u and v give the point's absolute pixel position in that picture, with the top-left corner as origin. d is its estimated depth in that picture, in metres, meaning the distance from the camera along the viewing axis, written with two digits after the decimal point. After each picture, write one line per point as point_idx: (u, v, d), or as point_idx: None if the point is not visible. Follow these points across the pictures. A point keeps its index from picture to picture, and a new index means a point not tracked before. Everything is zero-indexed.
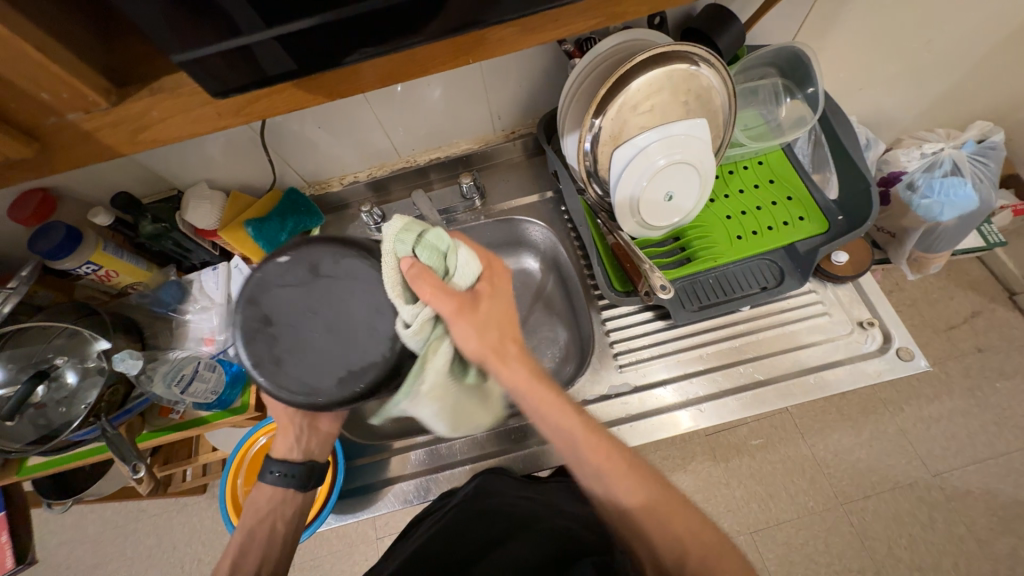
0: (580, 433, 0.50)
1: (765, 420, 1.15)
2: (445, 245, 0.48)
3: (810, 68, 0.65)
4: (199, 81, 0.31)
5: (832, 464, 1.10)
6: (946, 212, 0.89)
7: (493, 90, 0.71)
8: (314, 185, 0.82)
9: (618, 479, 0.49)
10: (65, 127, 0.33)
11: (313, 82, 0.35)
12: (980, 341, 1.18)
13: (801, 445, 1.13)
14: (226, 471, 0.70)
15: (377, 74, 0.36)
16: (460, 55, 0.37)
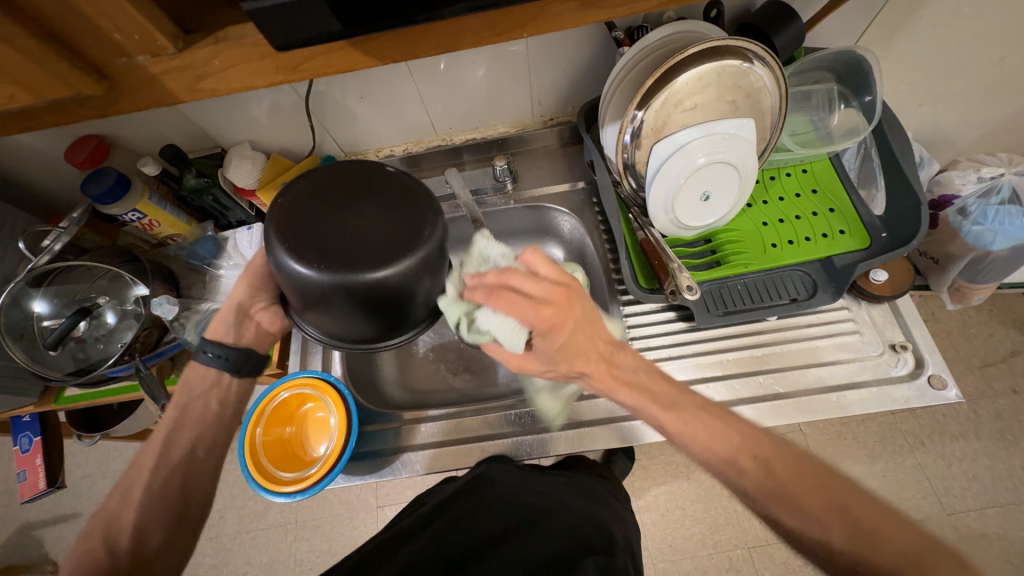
0: (665, 420, 0.45)
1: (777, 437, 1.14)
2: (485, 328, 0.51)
3: (871, 76, 0.62)
4: (262, 32, 0.32)
5: None
6: (998, 242, 0.85)
7: (537, 74, 0.70)
8: (350, 156, 0.83)
9: (720, 458, 0.43)
10: (133, 69, 0.35)
11: (371, 45, 0.36)
12: (1017, 382, 1.13)
13: None
14: (246, 419, 0.65)
15: (432, 40, 0.36)
16: (522, 25, 0.36)
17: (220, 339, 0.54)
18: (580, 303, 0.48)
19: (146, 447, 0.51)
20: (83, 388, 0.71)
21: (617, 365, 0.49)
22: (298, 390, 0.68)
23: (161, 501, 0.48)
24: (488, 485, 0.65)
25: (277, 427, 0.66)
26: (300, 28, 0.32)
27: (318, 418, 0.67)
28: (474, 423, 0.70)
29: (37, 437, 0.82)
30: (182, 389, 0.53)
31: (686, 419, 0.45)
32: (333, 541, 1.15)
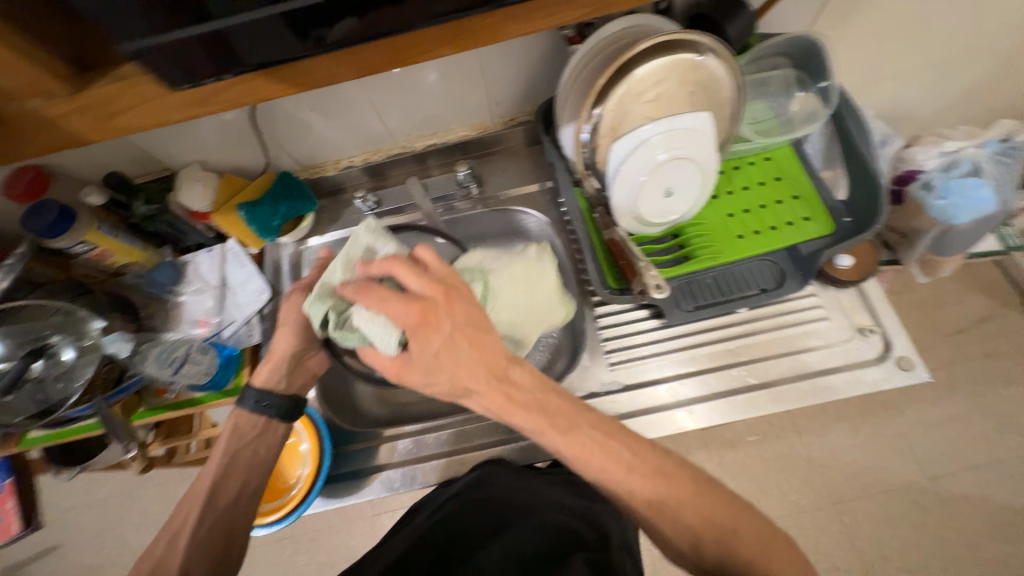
0: (568, 444, 0.44)
1: (762, 417, 1.15)
2: (356, 322, 0.45)
3: (825, 61, 0.62)
4: (161, 72, 0.32)
5: (826, 463, 1.11)
6: (961, 215, 0.86)
7: (492, 76, 0.68)
8: (308, 169, 0.81)
9: (619, 480, 0.43)
10: (29, 112, 0.34)
11: (279, 75, 0.35)
12: (988, 346, 1.16)
13: (796, 443, 1.13)
14: None
15: (350, 65, 0.36)
16: (438, 48, 0.35)
17: (269, 387, 0.59)
18: (426, 296, 0.44)
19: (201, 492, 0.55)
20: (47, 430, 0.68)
21: (514, 384, 0.45)
22: None
23: (206, 551, 0.51)
24: (481, 487, 0.64)
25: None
26: (198, 63, 0.32)
27: (286, 446, 0.66)
28: (453, 431, 0.70)
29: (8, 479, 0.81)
30: (234, 437, 0.57)
31: (584, 442, 0.44)
32: (331, 553, 1.15)
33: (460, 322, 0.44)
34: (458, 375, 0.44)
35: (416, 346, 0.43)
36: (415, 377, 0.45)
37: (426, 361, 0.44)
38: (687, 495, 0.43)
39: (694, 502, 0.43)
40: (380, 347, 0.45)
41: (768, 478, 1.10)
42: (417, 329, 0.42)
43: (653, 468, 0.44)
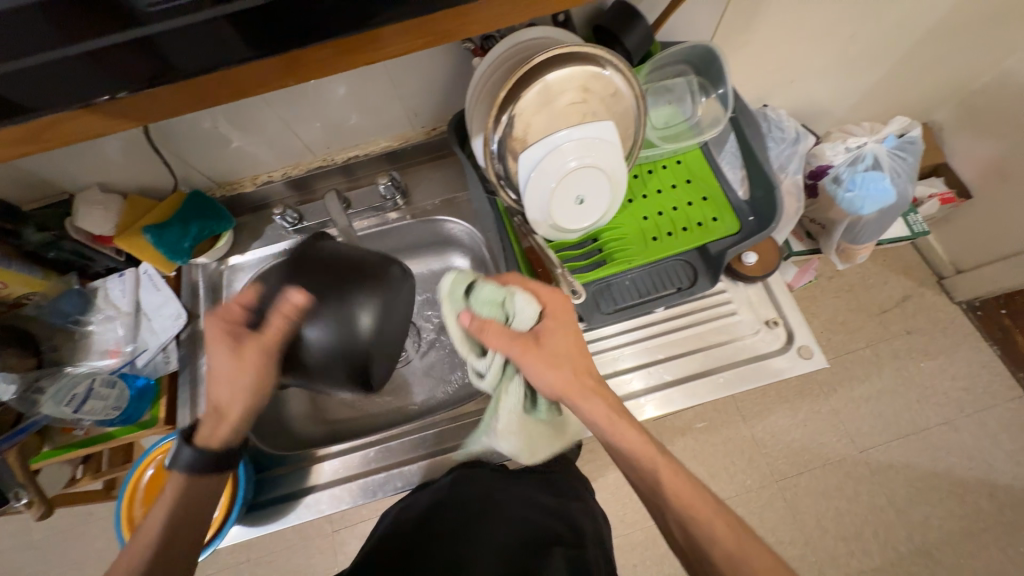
0: (641, 443, 0.54)
1: (709, 404, 1.20)
2: (500, 296, 0.52)
3: (721, 67, 0.65)
4: None
5: (768, 444, 1.17)
6: (867, 207, 0.92)
7: (405, 88, 0.68)
8: (224, 186, 0.78)
9: (671, 483, 0.51)
10: None
11: (112, 108, 0.37)
12: (909, 324, 1.24)
13: (741, 427, 1.18)
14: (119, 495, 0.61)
15: (189, 94, 0.37)
16: (275, 78, 0.38)
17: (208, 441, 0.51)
18: (551, 298, 0.57)
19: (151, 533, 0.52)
20: None
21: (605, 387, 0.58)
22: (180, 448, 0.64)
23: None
24: (463, 487, 0.64)
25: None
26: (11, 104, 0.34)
27: None
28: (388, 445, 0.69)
29: None
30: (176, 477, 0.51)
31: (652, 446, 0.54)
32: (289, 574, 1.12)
33: (567, 323, 0.57)
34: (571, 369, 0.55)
35: (545, 327, 0.55)
36: (541, 349, 0.54)
37: (549, 345, 0.54)
38: (697, 500, 0.50)
39: (710, 502, 0.51)
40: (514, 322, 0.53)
41: (716, 463, 1.15)
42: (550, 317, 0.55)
43: (680, 477, 0.52)
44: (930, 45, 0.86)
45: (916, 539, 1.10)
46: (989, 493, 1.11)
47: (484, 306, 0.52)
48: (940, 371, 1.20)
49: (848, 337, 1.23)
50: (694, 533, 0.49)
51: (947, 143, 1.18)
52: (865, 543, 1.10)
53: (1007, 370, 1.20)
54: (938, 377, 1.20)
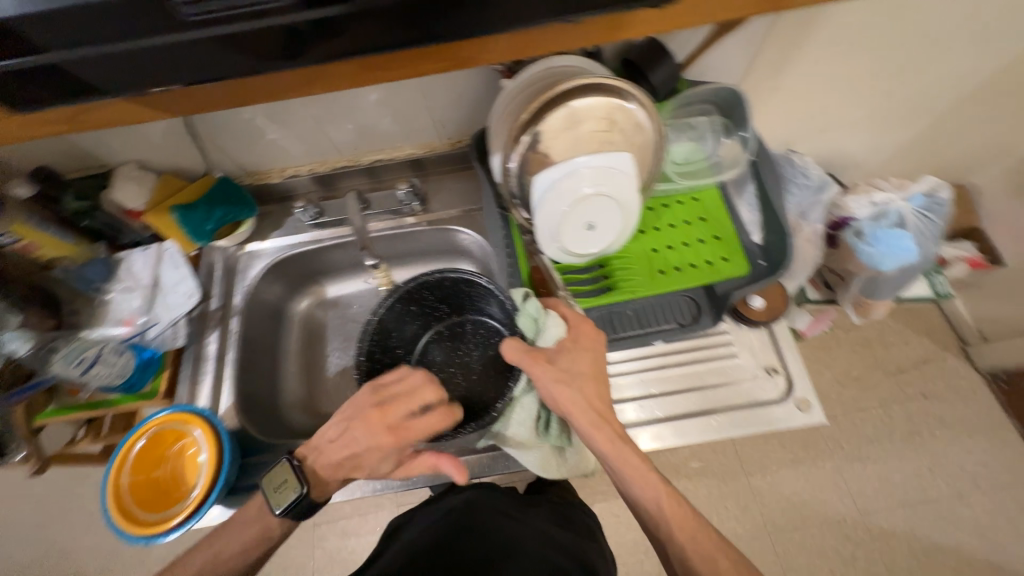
0: (647, 470, 0.57)
1: (706, 445, 1.17)
2: (535, 313, 0.62)
3: (747, 112, 0.65)
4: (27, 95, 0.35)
5: (765, 494, 1.13)
6: (888, 264, 0.90)
7: (434, 100, 0.70)
8: (252, 176, 0.81)
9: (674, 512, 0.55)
10: None
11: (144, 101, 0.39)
12: (927, 388, 1.19)
13: (738, 473, 1.15)
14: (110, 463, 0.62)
15: (223, 93, 0.39)
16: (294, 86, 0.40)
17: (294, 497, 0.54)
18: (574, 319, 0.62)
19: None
20: None
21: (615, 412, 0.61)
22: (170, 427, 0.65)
23: None
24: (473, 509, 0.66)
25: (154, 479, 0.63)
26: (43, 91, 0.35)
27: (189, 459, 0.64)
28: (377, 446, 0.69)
29: None
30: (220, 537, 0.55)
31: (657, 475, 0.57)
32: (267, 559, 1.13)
33: (590, 341, 0.61)
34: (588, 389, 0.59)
35: (566, 345, 0.60)
36: (560, 365, 0.59)
37: (566, 363, 0.59)
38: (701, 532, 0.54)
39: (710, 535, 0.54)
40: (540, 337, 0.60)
41: (707, 507, 1.12)
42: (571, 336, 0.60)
43: (673, 498, 0.56)
44: (966, 106, 0.85)
45: None
46: None
47: (522, 322, 0.61)
48: (956, 441, 1.15)
49: (860, 394, 1.19)
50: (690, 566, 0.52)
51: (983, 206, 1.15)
52: None
53: None
54: (954, 447, 1.14)
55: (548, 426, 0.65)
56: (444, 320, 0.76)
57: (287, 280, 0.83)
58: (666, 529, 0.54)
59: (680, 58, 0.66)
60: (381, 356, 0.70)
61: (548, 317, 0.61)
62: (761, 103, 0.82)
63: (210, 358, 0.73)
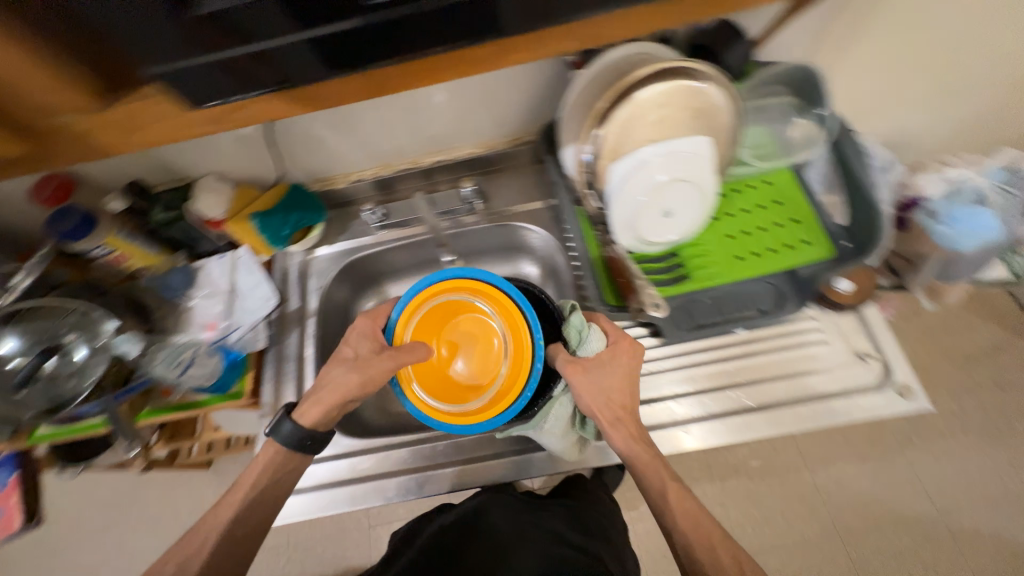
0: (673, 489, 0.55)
1: (766, 442, 1.27)
2: (577, 323, 0.60)
3: (821, 88, 0.62)
4: (188, 94, 0.38)
5: (833, 492, 1.22)
6: (965, 242, 0.86)
7: (499, 98, 0.72)
8: (319, 182, 0.83)
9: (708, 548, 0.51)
10: (66, 126, 0.40)
11: (288, 94, 0.41)
12: (997, 375, 1.28)
13: (805, 474, 1.24)
14: (406, 307, 0.63)
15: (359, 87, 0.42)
16: (410, 76, 0.42)
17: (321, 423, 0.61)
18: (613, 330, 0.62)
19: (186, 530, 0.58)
20: (53, 428, 0.71)
21: (640, 427, 0.59)
22: (472, 310, 0.64)
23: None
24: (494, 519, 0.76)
25: (423, 336, 0.64)
26: (218, 78, 0.37)
27: (485, 343, 0.62)
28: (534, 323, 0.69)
29: (14, 473, 0.84)
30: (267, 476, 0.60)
31: (688, 505, 0.54)
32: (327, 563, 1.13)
33: (624, 349, 0.60)
34: (615, 398, 0.58)
35: (606, 357, 0.59)
36: (585, 377, 0.58)
37: (614, 375, 0.58)
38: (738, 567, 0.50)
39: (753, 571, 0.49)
40: (581, 351, 0.59)
41: (769, 505, 1.23)
42: (614, 351, 0.59)
43: (687, 502, 0.54)
44: None
45: None
46: None
47: (566, 331, 0.60)
48: None
49: (930, 387, 1.27)
50: None
51: None
52: None
53: None
54: None
55: (585, 421, 0.65)
56: None
57: (355, 282, 0.85)
58: (680, 536, 0.53)
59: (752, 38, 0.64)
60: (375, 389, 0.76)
61: (589, 328, 0.60)
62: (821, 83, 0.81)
63: (292, 358, 0.77)
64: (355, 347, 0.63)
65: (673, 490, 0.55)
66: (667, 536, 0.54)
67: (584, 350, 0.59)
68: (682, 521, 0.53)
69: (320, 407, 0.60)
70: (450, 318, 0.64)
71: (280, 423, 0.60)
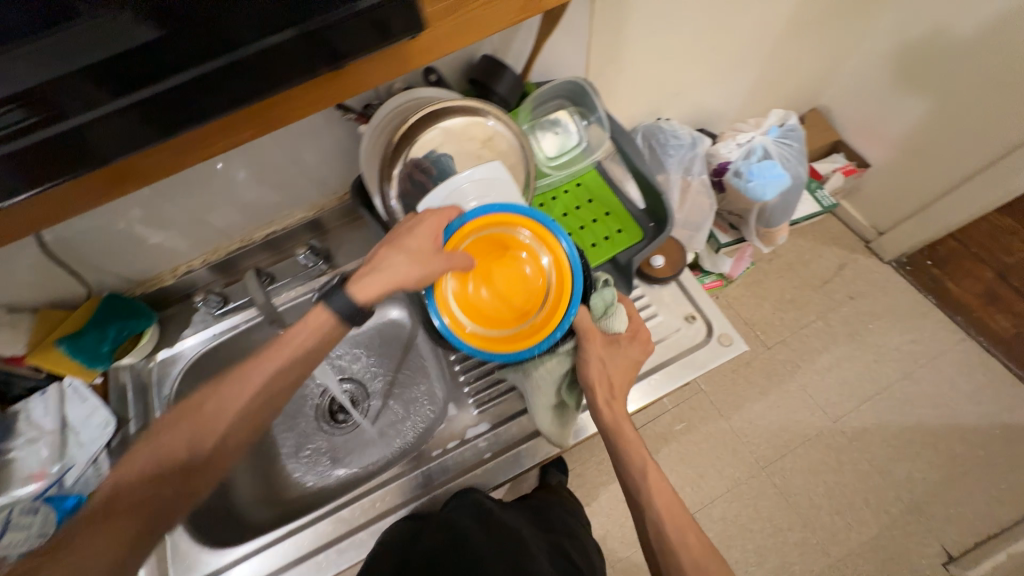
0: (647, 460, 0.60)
1: (683, 403, 1.35)
2: (608, 301, 0.64)
3: (592, 97, 0.71)
4: None
5: (749, 432, 1.32)
6: (768, 193, 1.00)
7: (307, 162, 0.72)
8: (143, 284, 0.77)
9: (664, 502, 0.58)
10: None
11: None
12: (851, 289, 1.47)
13: (720, 420, 1.33)
14: (484, 213, 0.58)
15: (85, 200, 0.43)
16: (173, 163, 0.43)
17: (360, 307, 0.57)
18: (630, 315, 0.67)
19: (204, 395, 0.54)
20: None
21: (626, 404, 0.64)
22: (530, 243, 0.60)
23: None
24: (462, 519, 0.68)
25: (476, 254, 0.60)
26: None
27: (529, 263, 0.60)
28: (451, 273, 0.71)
29: None
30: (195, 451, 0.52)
31: (655, 473, 0.60)
32: None
33: (637, 335, 0.66)
34: (621, 371, 0.63)
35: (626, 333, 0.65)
36: (599, 346, 0.63)
37: (627, 350, 0.63)
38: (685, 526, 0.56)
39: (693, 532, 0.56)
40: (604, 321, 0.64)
41: (702, 462, 1.28)
42: (636, 331, 0.65)
43: (657, 472, 0.60)
44: (784, 48, 1.08)
45: (901, 496, 1.24)
46: (962, 438, 1.28)
47: (595, 299, 0.64)
48: (888, 329, 1.41)
49: (799, 314, 1.44)
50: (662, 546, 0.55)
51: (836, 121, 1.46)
52: (859, 511, 1.23)
53: (948, 316, 1.42)
54: (887, 334, 1.41)
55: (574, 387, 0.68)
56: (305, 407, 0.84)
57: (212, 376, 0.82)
58: (642, 492, 0.59)
59: (521, 65, 0.70)
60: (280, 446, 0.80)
61: (615, 308, 0.65)
62: (612, 86, 0.91)
63: None
64: (419, 237, 0.57)
65: (652, 474, 0.59)
66: (629, 489, 0.60)
67: (609, 320, 0.64)
68: (657, 501, 0.58)
69: (328, 318, 0.58)
70: (500, 234, 0.60)
71: (333, 297, 0.57)
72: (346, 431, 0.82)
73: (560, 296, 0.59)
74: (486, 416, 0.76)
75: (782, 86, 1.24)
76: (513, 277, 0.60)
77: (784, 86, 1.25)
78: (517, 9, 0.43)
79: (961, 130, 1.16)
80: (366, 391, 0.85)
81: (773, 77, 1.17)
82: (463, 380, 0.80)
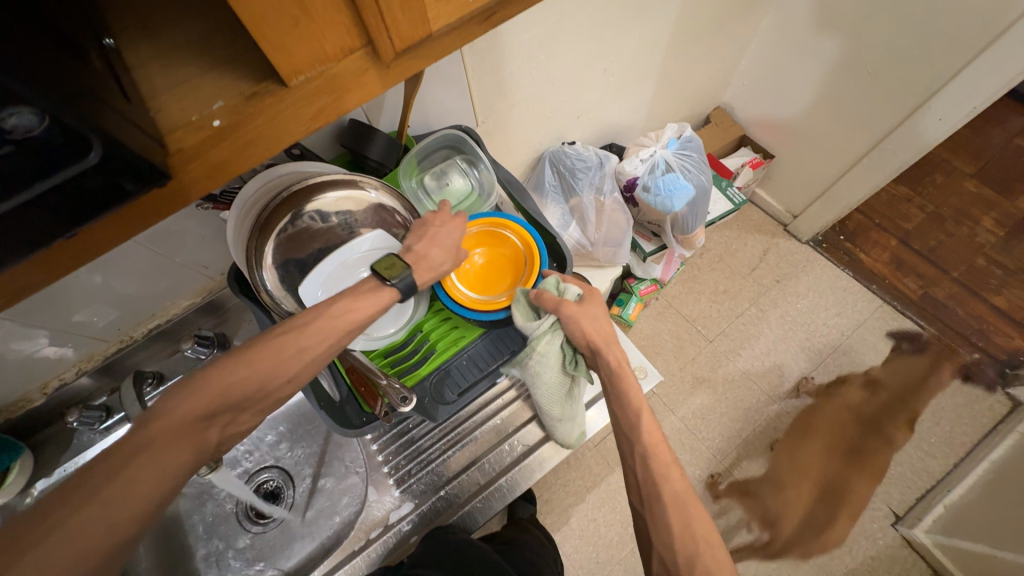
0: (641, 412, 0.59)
1: None
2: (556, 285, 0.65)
3: (476, 145, 0.70)
4: None
5: (702, 427, 1.35)
6: (676, 204, 1.06)
7: (177, 252, 0.66)
8: (5, 409, 0.68)
9: (655, 449, 0.56)
10: None
11: None
12: (777, 273, 1.53)
13: (673, 419, 1.36)
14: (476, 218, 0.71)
15: None
16: None
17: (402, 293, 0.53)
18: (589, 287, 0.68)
19: (279, 331, 0.47)
20: None
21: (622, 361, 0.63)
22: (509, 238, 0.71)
23: None
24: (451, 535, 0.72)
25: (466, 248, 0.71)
26: None
27: (503, 253, 0.71)
28: None
29: None
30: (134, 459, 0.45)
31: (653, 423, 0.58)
32: None
33: (597, 302, 0.66)
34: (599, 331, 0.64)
35: (587, 302, 0.65)
36: (573, 311, 0.63)
37: (592, 312, 0.64)
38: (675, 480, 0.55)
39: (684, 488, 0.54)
40: (568, 294, 0.64)
41: None
42: (592, 294, 0.66)
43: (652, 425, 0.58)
44: (674, 60, 1.10)
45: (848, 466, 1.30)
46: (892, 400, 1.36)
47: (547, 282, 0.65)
48: (815, 306, 1.48)
49: (733, 304, 1.49)
50: (652, 500, 0.54)
51: (740, 117, 1.49)
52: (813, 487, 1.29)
53: (864, 285, 1.51)
54: (815, 311, 1.48)
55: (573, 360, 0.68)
56: (223, 512, 0.78)
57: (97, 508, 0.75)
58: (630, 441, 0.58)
59: (393, 124, 0.67)
60: (214, 556, 0.76)
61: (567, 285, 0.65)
62: (507, 120, 0.88)
63: None
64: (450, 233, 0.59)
65: (646, 417, 0.58)
66: (622, 443, 0.59)
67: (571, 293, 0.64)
68: (647, 437, 0.57)
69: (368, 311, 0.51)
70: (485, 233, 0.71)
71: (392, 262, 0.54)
72: (271, 529, 0.78)
73: (529, 264, 0.69)
74: (409, 494, 0.74)
75: (681, 93, 1.27)
76: (493, 262, 0.71)
77: (684, 93, 1.29)
78: (307, 116, 0.31)
79: (845, 120, 1.21)
80: (291, 481, 0.81)
81: (670, 87, 1.20)
82: (382, 459, 0.78)
